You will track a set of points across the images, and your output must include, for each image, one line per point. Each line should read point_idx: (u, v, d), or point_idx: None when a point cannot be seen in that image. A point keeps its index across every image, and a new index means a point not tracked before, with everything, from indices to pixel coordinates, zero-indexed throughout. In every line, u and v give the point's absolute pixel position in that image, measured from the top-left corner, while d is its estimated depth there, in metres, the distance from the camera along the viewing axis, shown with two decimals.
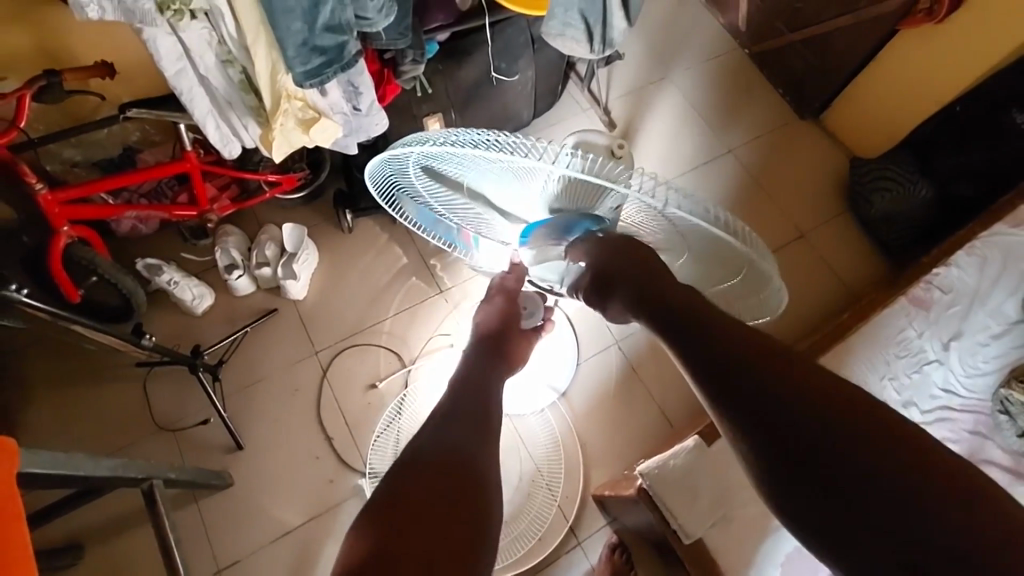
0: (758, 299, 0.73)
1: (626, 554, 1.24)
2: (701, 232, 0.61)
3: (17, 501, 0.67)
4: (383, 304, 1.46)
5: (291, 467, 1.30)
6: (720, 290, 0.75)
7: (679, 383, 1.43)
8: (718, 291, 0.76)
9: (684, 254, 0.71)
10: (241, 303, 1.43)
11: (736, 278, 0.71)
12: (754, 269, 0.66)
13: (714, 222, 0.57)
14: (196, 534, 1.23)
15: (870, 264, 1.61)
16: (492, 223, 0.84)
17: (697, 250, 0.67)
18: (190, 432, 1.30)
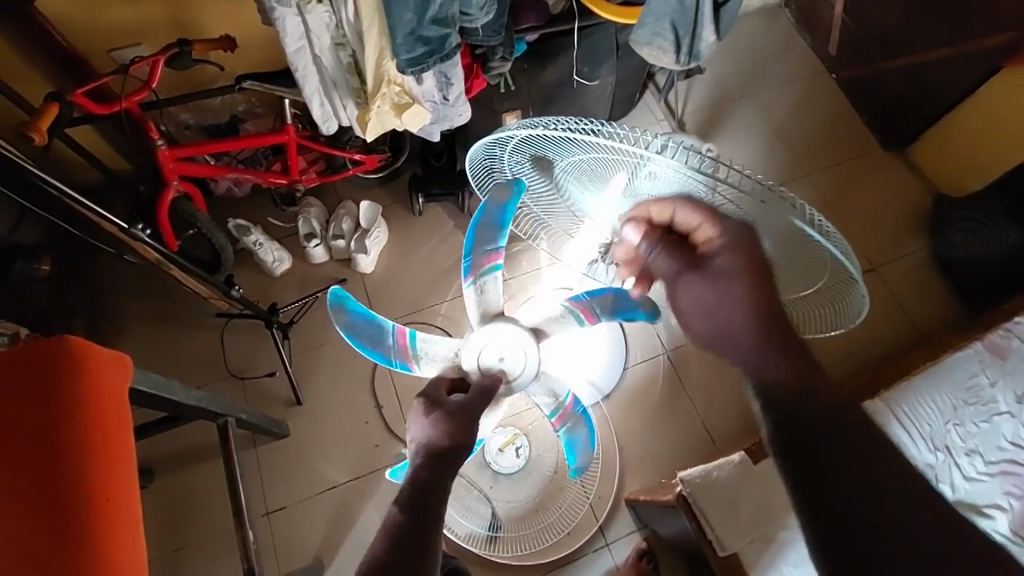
0: (845, 304, 0.73)
1: (653, 562, 1.25)
2: (788, 232, 0.62)
3: (127, 412, 0.74)
4: (443, 287, 1.54)
5: (340, 430, 1.38)
6: (805, 293, 0.77)
7: (728, 401, 1.41)
8: (803, 294, 0.77)
9: None
10: (315, 270, 1.53)
11: (819, 279, 0.71)
12: (838, 273, 0.66)
13: (807, 223, 0.58)
14: (251, 478, 1.33)
15: (942, 305, 1.55)
16: (574, 202, 0.91)
17: (778, 251, 0.69)
18: (257, 382, 1.41)
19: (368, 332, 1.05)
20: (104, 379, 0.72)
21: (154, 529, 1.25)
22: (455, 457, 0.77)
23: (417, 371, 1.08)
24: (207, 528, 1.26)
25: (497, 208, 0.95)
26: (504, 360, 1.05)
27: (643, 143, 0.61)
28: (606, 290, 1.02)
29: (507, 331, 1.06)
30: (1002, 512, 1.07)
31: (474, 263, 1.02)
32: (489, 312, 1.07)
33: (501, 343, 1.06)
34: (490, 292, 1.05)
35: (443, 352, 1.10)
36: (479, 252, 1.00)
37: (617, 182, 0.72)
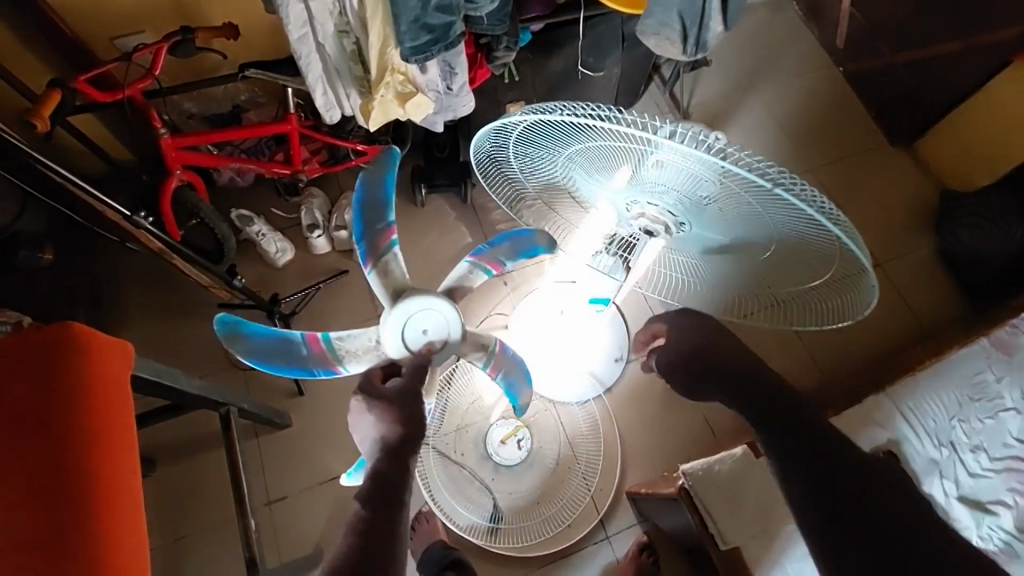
0: (852, 298, 0.72)
1: (653, 556, 1.25)
2: (798, 222, 0.61)
3: (130, 399, 0.74)
4: (446, 279, 1.54)
5: (341, 421, 1.37)
6: (812, 286, 0.76)
7: None
8: (810, 287, 0.76)
9: (773, 248, 0.72)
10: (317, 261, 1.53)
11: (826, 272, 0.70)
12: (847, 264, 0.66)
13: (816, 210, 0.57)
14: (253, 468, 1.33)
15: (947, 301, 1.54)
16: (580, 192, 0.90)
17: (787, 242, 0.68)
18: (260, 372, 1.41)
19: (277, 349, 1.03)
20: (107, 366, 0.72)
21: (156, 517, 1.26)
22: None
23: (344, 371, 1.06)
24: (210, 517, 1.26)
25: (377, 187, 1.03)
26: (426, 332, 1.04)
27: (653, 129, 0.60)
28: (504, 237, 1.06)
29: (426, 304, 1.04)
30: (1007, 509, 1.06)
31: (370, 246, 1.04)
32: (396, 289, 1.05)
33: (413, 319, 1.04)
34: (394, 269, 1.06)
35: (365, 344, 1.07)
36: (373, 234, 1.04)
37: (625, 171, 0.71)
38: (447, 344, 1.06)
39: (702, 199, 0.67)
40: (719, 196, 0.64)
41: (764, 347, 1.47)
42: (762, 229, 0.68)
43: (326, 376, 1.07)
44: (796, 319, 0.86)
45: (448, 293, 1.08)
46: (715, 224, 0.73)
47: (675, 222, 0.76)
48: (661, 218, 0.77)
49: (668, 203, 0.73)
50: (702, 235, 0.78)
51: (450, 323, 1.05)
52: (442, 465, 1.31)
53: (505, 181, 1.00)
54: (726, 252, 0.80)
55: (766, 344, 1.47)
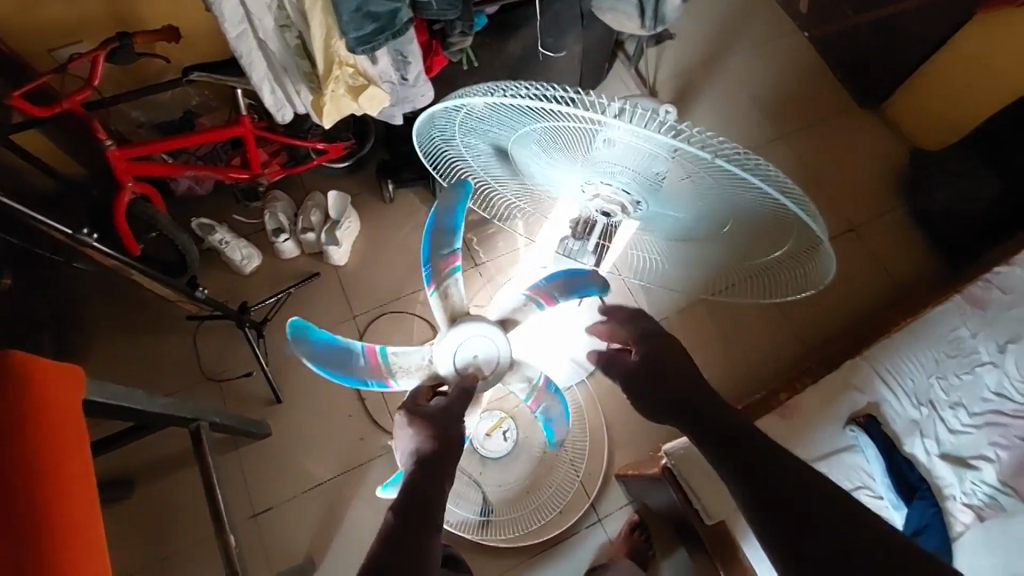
0: (809, 268, 0.72)
1: (646, 533, 1.26)
2: (751, 194, 0.60)
3: (84, 426, 0.71)
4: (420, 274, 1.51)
5: (322, 427, 1.35)
6: (772, 258, 0.75)
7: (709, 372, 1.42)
8: (770, 259, 0.76)
9: (729, 222, 0.71)
10: (286, 265, 1.49)
11: (783, 243, 0.70)
12: (803, 235, 0.65)
13: (768, 181, 0.55)
14: (233, 482, 1.30)
15: (922, 260, 1.54)
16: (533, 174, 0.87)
17: (741, 215, 0.67)
18: (235, 384, 1.37)
19: (336, 357, 1.01)
20: (54, 394, 0.69)
21: (137, 539, 1.23)
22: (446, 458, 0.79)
23: (394, 386, 1.05)
24: (193, 534, 1.24)
25: (449, 209, 0.99)
26: (480, 357, 1.03)
27: (597, 106, 0.57)
28: (562, 271, 1.00)
29: (485, 331, 1.04)
30: (989, 463, 1.07)
31: (434, 268, 1.02)
32: (454, 314, 1.05)
33: (472, 343, 1.04)
34: (454, 294, 1.05)
35: (418, 362, 1.07)
36: (438, 257, 1.02)
37: (574, 151, 0.68)
38: (496, 374, 1.05)
39: (655, 176, 0.65)
40: (671, 172, 0.62)
41: (742, 320, 1.46)
42: (716, 205, 0.67)
43: (377, 389, 1.05)
44: (760, 290, 0.85)
45: (501, 323, 1.07)
46: (671, 202, 0.71)
47: (632, 201, 0.74)
48: (617, 198, 0.75)
49: (622, 182, 0.71)
50: (661, 213, 0.76)
51: (504, 350, 1.04)
52: None
53: (462, 168, 0.98)
54: (688, 228, 0.78)
55: (743, 317, 1.46)
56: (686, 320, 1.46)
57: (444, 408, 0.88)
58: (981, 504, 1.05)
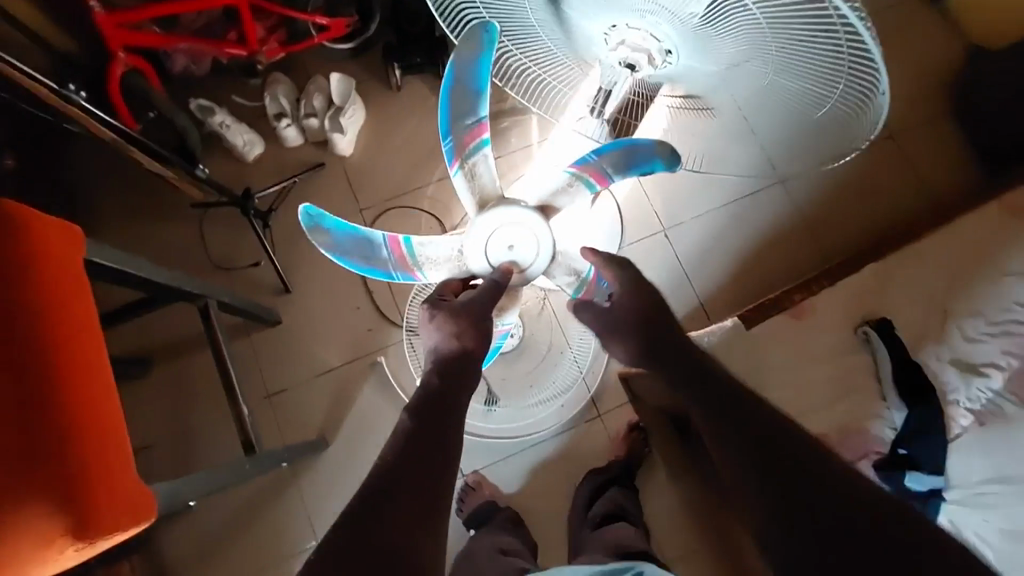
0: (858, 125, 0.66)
1: (643, 435, 1.29)
2: (797, 16, 0.53)
3: (86, 282, 0.75)
4: (428, 168, 1.45)
5: (331, 315, 1.36)
6: (819, 117, 0.69)
7: (722, 278, 1.38)
8: (817, 117, 0.69)
9: (770, 68, 0.65)
10: (290, 154, 1.44)
11: (831, 91, 0.63)
12: (854, 74, 0.58)
13: None
14: (246, 363, 1.33)
15: (961, 173, 1.44)
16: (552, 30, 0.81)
17: (784, 54, 0.61)
18: (243, 272, 1.37)
19: (358, 248, 0.96)
20: (53, 249, 0.72)
21: (160, 412, 1.30)
22: (465, 364, 0.84)
23: (422, 278, 1.01)
24: (211, 409, 1.30)
25: (472, 62, 0.84)
26: (512, 248, 0.96)
27: None
28: (615, 143, 0.87)
29: (516, 217, 0.96)
30: (999, 371, 1.04)
31: (454, 142, 0.92)
32: (485, 199, 0.97)
33: (501, 231, 0.96)
34: (484, 172, 0.95)
35: (447, 254, 1.00)
36: (459, 129, 0.91)
37: None
38: (531, 266, 0.97)
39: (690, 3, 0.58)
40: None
41: (764, 227, 1.40)
42: (757, 42, 0.60)
43: (404, 281, 1.00)
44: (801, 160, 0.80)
45: (539, 207, 0.97)
46: (708, 44, 0.66)
47: (661, 48, 0.70)
48: (647, 43, 0.70)
49: (657, 22, 0.66)
50: (699, 61, 0.71)
51: (540, 239, 0.96)
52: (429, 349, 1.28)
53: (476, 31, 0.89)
54: (732, 84, 0.72)
55: (763, 223, 1.40)
56: (704, 224, 1.40)
57: (470, 301, 0.89)
58: (983, 409, 1.03)
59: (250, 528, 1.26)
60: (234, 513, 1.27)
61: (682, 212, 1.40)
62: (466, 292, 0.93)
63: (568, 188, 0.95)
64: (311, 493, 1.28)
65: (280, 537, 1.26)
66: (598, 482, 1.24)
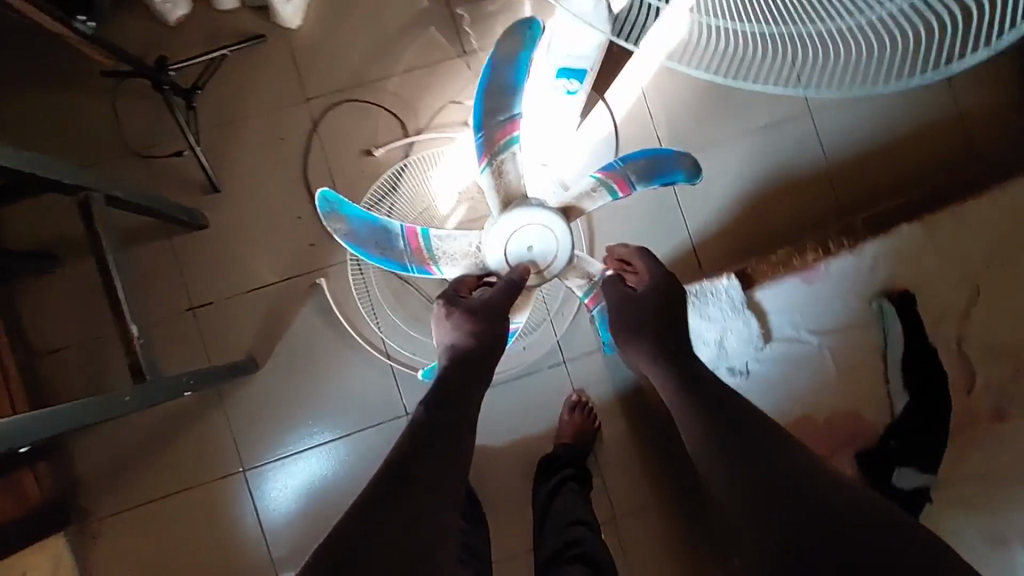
0: None
1: (587, 410, 1.18)
2: None
3: None
4: (392, 55, 1.19)
5: (267, 223, 1.17)
6: None
7: (724, 222, 1.18)
8: None
9: None
10: (224, 20, 1.17)
11: None
12: None
13: None
14: (167, 270, 1.16)
15: (1022, 126, 1.22)
16: None
17: None
18: (162, 162, 1.15)
19: (376, 237, 0.85)
20: None
21: (67, 315, 1.15)
22: (479, 362, 0.79)
23: (437, 274, 0.89)
24: None
25: (511, 61, 0.75)
26: (531, 250, 0.88)
27: None
28: (643, 152, 0.85)
29: (537, 218, 0.86)
30: None
31: (486, 139, 0.80)
32: (508, 199, 0.86)
33: (519, 231, 0.87)
34: (511, 172, 0.84)
35: (464, 249, 0.89)
36: (491, 124, 0.78)
37: None
38: (552, 267, 0.90)
39: None
40: None
41: (782, 167, 1.19)
42: None
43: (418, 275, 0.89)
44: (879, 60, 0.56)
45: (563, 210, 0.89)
46: None
47: None
48: None
49: None
50: None
51: (560, 242, 0.88)
52: (384, 277, 1.15)
53: None
54: None
55: (781, 164, 1.19)
56: (713, 157, 1.19)
57: (485, 301, 0.82)
58: None
59: (171, 448, 1.16)
60: (152, 431, 1.15)
61: (689, 140, 1.19)
62: (482, 293, 0.86)
63: (589, 195, 0.88)
64: (238, 417, 1.16)
65: (202, 460, 1.16)
66: (554, 478, 1.10)
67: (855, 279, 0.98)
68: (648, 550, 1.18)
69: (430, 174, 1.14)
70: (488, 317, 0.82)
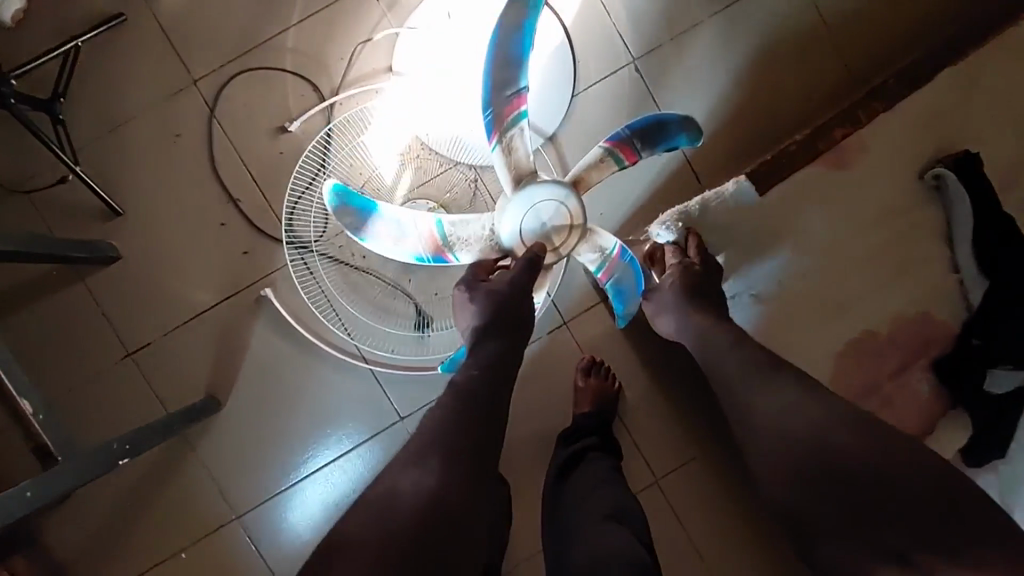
0: None
1: (603, 372, 1.02)
2: None
3: None
4: (282, 5, 0.98)
5: (188, 241, 0.99)
6: None
7: (720, 120, 0.98)
8: None
9: None
10: (69, 6, 0.95)
11: None
12: None
13: None
14: (86, 318, 0.99)
15: None
16: None
17: None
18: (44, 194, 0.96)
19: (386, 230, 0.74)
20: None
21: None
22: (510, 340, 0.71)
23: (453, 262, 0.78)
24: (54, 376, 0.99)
25: (514, 31, 0.67)
26: (550, 226, 0.76)
27: None
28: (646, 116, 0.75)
29: (555, 191, 0.75)
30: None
31: (493, 118, 0.71)
32: (519, 176, 0.75)
33: (533, 208, 0.75)
34: (522, 151, 0.74)
35: (479, 232, 0.78)
36: (495, 100, 0.70)
37: None
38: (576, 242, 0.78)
39: None
40: None
41: (776, 39, 0.98)
42: None
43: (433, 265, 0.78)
44: None
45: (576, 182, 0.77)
46: None
47: None
48: None
49: None
50: None
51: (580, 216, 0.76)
52: (336, 272, 0.96)
53: None
54: None
55: (774, 34, 0.98)
56: (691, 43, 0.97)
57: (509, 282, 0.73)
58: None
59: (147, 515, 1.02)
60: (122, 500, 1.02)
61: (659, 30, 0.97)
62: (502, 274, 0.76)
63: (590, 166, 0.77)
64: (216, 462, 1.03)
65: (186, 519, 1.02)
66: (574, 446, 0.96)
67: (889, 151, 0.80)
68: (700, 510, 1.05)
69: (363, 136, 0.94)
70: (517, 298, 0.73)
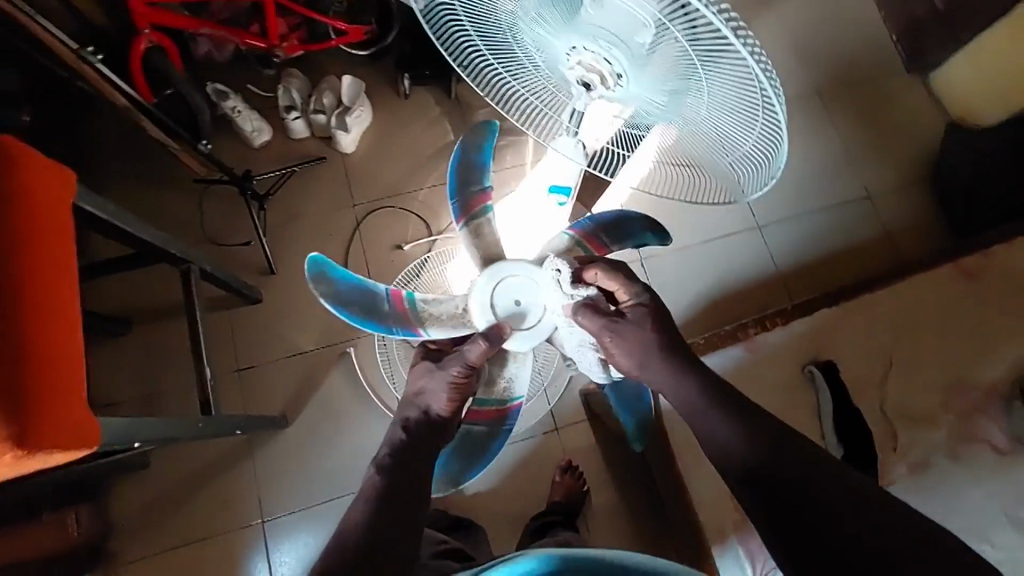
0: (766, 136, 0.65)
1: (574, 474, 1.30)
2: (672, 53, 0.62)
3: (69, 246, 0.82)
4: (423, 174, 1.52)
5: (309, 301, 1.41)
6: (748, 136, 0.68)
7: (691, 310, 1.42)
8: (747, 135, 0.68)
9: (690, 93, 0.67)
10: (295, 145, 1.52)
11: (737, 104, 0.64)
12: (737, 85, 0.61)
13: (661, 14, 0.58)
14: (222, 336, 1.38)
15: (929, 241, 1.50)
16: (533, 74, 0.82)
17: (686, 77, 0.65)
18: (233, 249, 1.43)
19: (359, 299, 1.01)
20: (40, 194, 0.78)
21: (132, 372, 1.35)
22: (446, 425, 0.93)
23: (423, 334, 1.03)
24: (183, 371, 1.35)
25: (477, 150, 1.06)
26: (519, 303, 1.03)
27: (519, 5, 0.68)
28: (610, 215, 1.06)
29: (519, 270, 1.05)
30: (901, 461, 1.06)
31: (463, 204, 1.07)
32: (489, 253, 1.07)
33: (506, 287, 1.04)
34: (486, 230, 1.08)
35: (450, 310, 1.06)
36: (464, 192, 1.06)
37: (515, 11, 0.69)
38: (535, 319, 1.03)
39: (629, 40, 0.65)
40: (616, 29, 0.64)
41: (736, 267, 1.46)
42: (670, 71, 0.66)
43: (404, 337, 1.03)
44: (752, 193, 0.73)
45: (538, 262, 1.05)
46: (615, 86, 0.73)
47: (614, 72, 0.70)
48: (597, 69, 0.70)
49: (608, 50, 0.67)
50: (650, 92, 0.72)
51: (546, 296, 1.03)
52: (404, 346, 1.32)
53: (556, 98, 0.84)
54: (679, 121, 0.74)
55: (735, 264, 1.46)
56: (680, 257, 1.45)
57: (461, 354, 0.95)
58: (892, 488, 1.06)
59: (198, 497, 1.28)
60: (185, 481, 1.29)
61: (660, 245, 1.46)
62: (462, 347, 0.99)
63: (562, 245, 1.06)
64: (266, 470, 1.31)
65: (225, 509, 1.28)
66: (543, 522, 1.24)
67: (793, 354, 1.20)
68: None
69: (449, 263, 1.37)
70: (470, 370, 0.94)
